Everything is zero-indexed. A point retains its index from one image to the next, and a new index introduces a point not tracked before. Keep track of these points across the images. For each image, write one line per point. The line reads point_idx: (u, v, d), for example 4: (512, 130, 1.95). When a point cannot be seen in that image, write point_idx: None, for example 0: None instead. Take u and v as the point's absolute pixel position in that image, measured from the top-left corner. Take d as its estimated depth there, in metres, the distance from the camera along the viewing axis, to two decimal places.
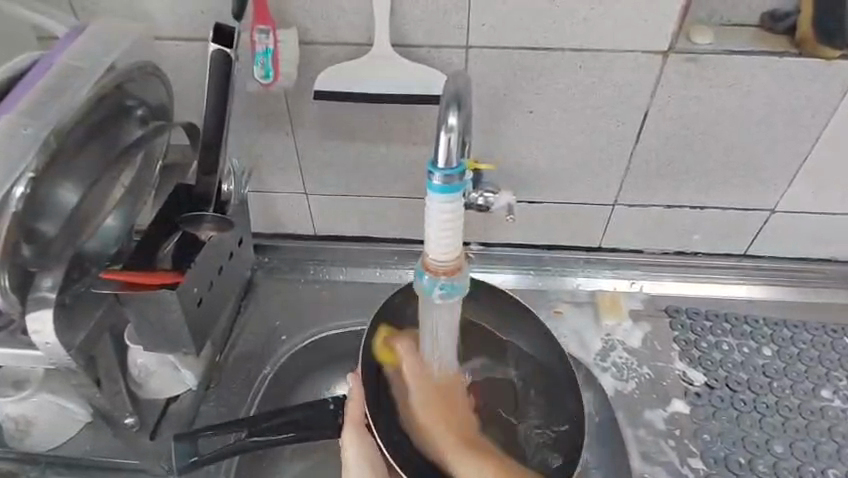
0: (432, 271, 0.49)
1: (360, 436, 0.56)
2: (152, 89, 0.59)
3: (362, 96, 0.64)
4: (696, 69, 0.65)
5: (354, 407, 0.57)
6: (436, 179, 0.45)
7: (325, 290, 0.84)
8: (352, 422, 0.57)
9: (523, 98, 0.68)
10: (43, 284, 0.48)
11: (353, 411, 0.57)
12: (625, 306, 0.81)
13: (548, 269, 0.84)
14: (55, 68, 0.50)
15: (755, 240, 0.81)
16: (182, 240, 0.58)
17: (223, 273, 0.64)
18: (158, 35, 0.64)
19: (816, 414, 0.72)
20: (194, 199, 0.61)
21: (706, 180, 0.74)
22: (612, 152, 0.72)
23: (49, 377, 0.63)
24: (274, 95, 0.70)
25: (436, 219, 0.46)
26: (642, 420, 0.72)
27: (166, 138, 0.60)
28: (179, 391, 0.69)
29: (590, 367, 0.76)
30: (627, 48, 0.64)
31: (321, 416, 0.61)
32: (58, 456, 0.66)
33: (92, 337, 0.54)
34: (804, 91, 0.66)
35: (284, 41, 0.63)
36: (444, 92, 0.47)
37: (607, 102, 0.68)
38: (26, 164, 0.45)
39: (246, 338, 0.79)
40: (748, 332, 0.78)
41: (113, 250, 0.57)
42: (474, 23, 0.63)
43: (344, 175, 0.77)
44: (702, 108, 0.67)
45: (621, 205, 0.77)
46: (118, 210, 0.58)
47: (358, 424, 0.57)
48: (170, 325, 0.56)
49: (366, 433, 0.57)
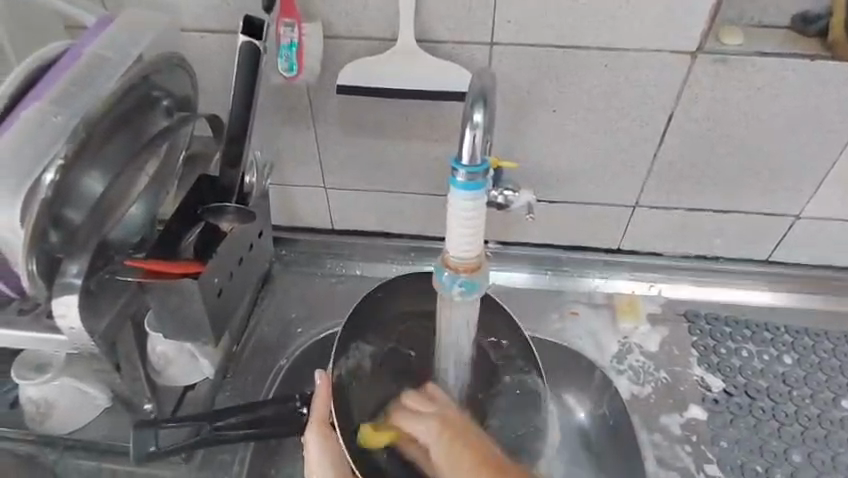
0: (452, 267, 0.49)
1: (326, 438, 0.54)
2: (178, 80, 0.60)
3: (384, 91, 0.64)
4: (724, 70, 0.63)
5: (320, 408, 0.56)
6: (459, 175, 0.45)
7: (341, 286, 0.85)
8: (318, 424, 0.55)
9: (547, 96, 0.67)
10: (69, 271, 0.48)
11: (319, 411, 0.56)
12: (643, 309, 0.80)
13: (566, 270, 0.83)
14: (83, 57, 0.52)
15: (778, 246, 0.79)
16: (205, 231, 0.58)
17: (242, 266, 0.65)
18: (183, 27, 0.65)
19: (836, 424, 0.70)
20: (216, 191, 0.62)
21: (730, 183, 0.73)
22: (636, 153, 0.71)
23: (72, 362, 0.64)
24: (297, 89, 0.70)
25: (457, 217, 0.46)
26: (658, 427, 0.71)
27: (190, 129, 0.61)
28: (196, 380, 0.69)
29: (606, 370, 0.76)
30: (654, 48, 0.63)
31: (291, 415, 0.65)
32: (77, 439, 0.67)
33: (115, 325, 0.54)
34: (836, 96, 0.64)
35: (309, 35, 0.63)
36: (469, 89, 0.47)
37: (632, 103, 0.67)
38: (54, 154, 0.46)
39: (262, 331, 0.80)
40: (768, 340, 0.77)
41: (134, 240, 0.58)
42: (499, 20, 0.62)
43: (364, 170, 0.77)
44: (729, 111, 0.66)
45: (642, 207, 0.76)
46: (143, 199, 0.58)
47: (324, 423, 0.55)
48: (191, 315, 0.57)
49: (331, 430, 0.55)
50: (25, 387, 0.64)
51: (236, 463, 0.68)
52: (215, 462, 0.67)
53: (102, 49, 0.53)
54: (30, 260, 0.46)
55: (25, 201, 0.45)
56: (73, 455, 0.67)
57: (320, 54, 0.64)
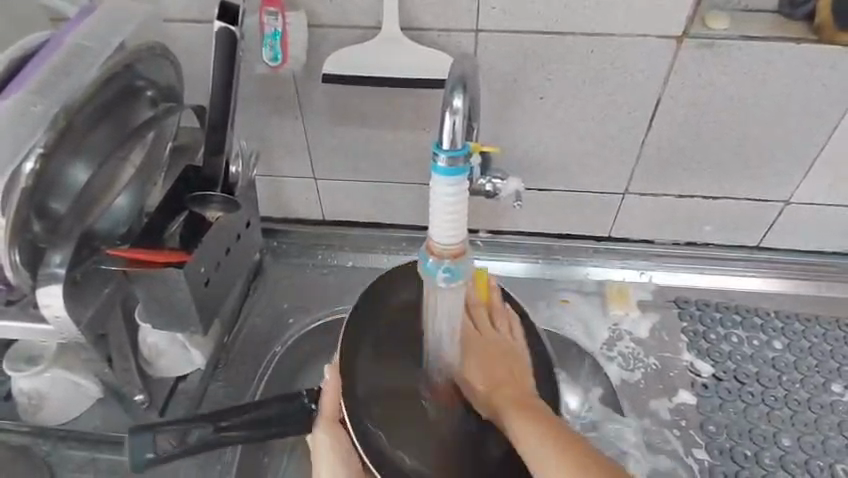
0: (436, 255, 0.49)
1: (336, 433, 0.55)
2: (162, 70, 0.59)
3: (369, 79, 0.64)
4: (710, 54, 0.63)
5: (329, 405, 0.57)
6: (440, 161, 0.44)
7: (334, 276, 0.85)
8: (327, 420, 0.56)
9: (534, 83, 0.67)
10: (52, 261, 0.49)
11: (327, 408, 0.57)
12: (634, 297, 0.80)
13: (558, 259, 0.83)
14: (64, 47, 0.53)
15: (768, 232, 0.79)
16: (189, 221, 0.59)
17: (230, 255, 0.64)
18: (168, 18, 0.65)
19: (825, 408, 0.71)
20: (201, 182, 0.62)
21: (719, 169, 0.73)
22: (624, 139, 0.71)
23: (62, 354, 0.65)
24: (283, 79, 0.70)
25: (439, 202, 0.46)
26: (647, 413, 0.72)
27: (176, 120, 0.61)
28: (187, 371, 0.69)
29: (596, 356, 0.76)
30: (641, 33, 0.62)
31: (297, 410, 0.58)
32: (69, 431, 0.67)
33: (100, 315, 0.55)
34: (821, 80, 0.64)
35: (292, 24, 0.63)
36: (448, 76, 0.47)
37: (618, 89, 0.67)
38: (33, 145, 0.47)
39: (254, 321, 0.80)
40: (758, 325, 0.77)
41: (121, 231, 0.57)
42: (484, 7, 0.62)
43: (353, 160, 0.77)
44: (716, 96, 0.66)
45: (632, 194, 0.76)
46: (130, 189, 0.58)
47: (334, 420, 0.56)
48: (177, 305, 0.57)
49: (341, 428, 0.56)
50: (17, 379, 0.65)
51: (226, 452, 0.68)
52: (206, 451, 0.68)
53: (82, 41, 0.54)
54: (12, 250, 0.47)
55: (6, 190, 0.46)
56: (65, 446, 0.68)
57: (304, 43, 0.64)
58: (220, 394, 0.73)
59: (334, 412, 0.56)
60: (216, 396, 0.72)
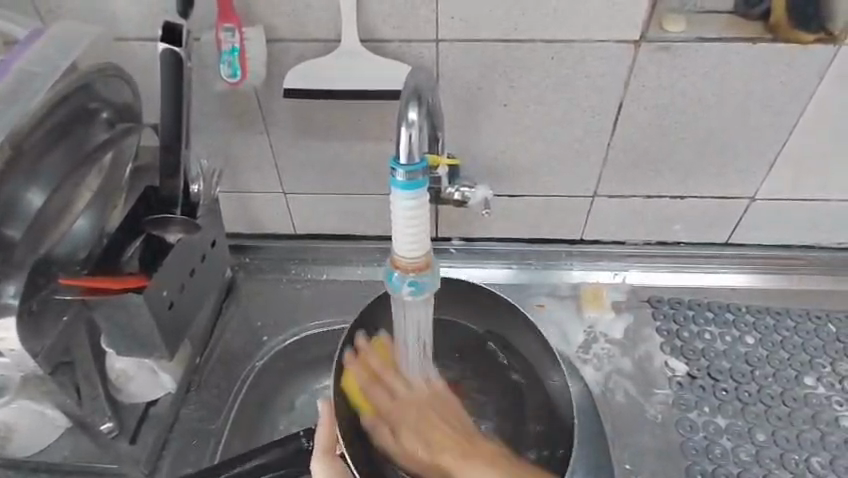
0: (401, 268, 0.48)
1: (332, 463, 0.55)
2: (117, 90, 0.59)
3: (330, 94, 0.64)
4: (668, 57, 0.64)
5: (325, 435, 0.56)
6: (399, 175, 0.43)
7: (308, 291, 0.83)
8: (323, 452, 0.56)
9: (497, 91, 0.67)
10: (7, 292, 0.48)
11: (322, 440, 0.56)
12: (607, 298, 0.81)
13: (530, 264, 0.83)
14: (9, 73, 0.53)
15: (736, 229, 0.80)
16: (148, 245, 0.60)
17: (195, 276, 0.63)
18: (124, 37, 0.64)
19: (799, 400, 0.71)
20: (161, 203, 0.61)
21: (684, 169, 0.74)
22: (589, 143, 0.71)
23: (25, 386, 0.62)
24: (246, 95, 0.69)
25: (398, 216, 0.45)
26: (626, 415, 0.72)
27: (135, 141, 0.60)
28: (157, 395, 0.68)
29: (572, 360, 0.76)
30: (598, 39, 0.63)
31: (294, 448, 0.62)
32: (37, 462, 0.65)
33: (59, 342, 0.56)
34: (779, 78, 0.65)
35: (251, 39, 0.63)
36: (404, 88, 0.48)
37: (580, 94, 0.67)
38: None
39: (226, 342, 0.78)
40: (731, 321, 0.78)
41: (81, 254, 0.56)
42: (443, 18, 0.62)
43: (321, 174, 0.76)
44: (676, 96, 0.67)
45: (601, 197, 0.77)
46: (89, 211, 0.57)
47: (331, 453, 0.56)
48: (139, 330, 0.56)
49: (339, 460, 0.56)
50: None
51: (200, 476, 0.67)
52: None
53: (27, 64, 0.54)
54: None
55: None
56: None
57: (264, 59, 0.64)
58: (188, 447, 0.68)
59: (330, 443, 0.56)
60: (184, 447, 0.68)
